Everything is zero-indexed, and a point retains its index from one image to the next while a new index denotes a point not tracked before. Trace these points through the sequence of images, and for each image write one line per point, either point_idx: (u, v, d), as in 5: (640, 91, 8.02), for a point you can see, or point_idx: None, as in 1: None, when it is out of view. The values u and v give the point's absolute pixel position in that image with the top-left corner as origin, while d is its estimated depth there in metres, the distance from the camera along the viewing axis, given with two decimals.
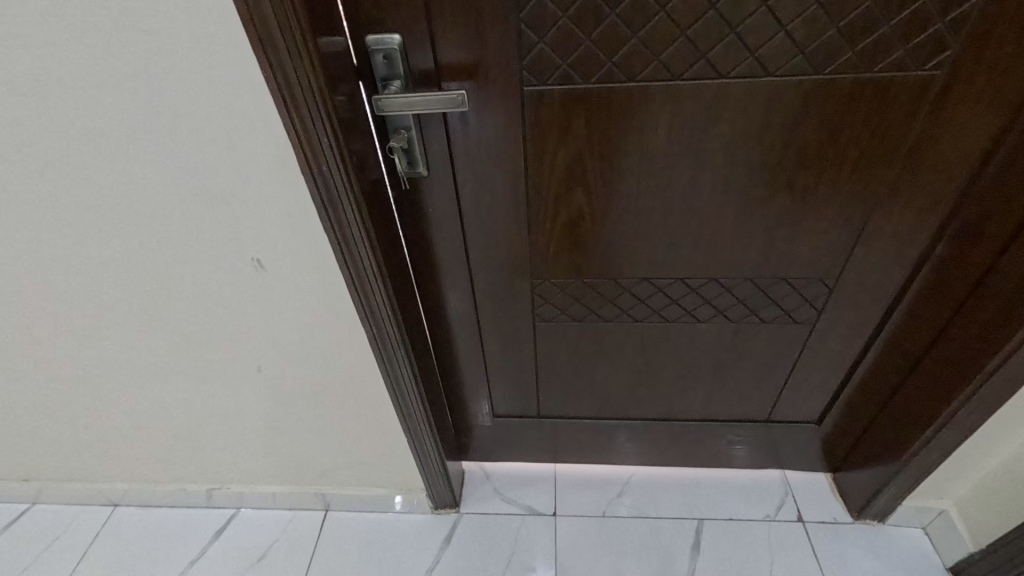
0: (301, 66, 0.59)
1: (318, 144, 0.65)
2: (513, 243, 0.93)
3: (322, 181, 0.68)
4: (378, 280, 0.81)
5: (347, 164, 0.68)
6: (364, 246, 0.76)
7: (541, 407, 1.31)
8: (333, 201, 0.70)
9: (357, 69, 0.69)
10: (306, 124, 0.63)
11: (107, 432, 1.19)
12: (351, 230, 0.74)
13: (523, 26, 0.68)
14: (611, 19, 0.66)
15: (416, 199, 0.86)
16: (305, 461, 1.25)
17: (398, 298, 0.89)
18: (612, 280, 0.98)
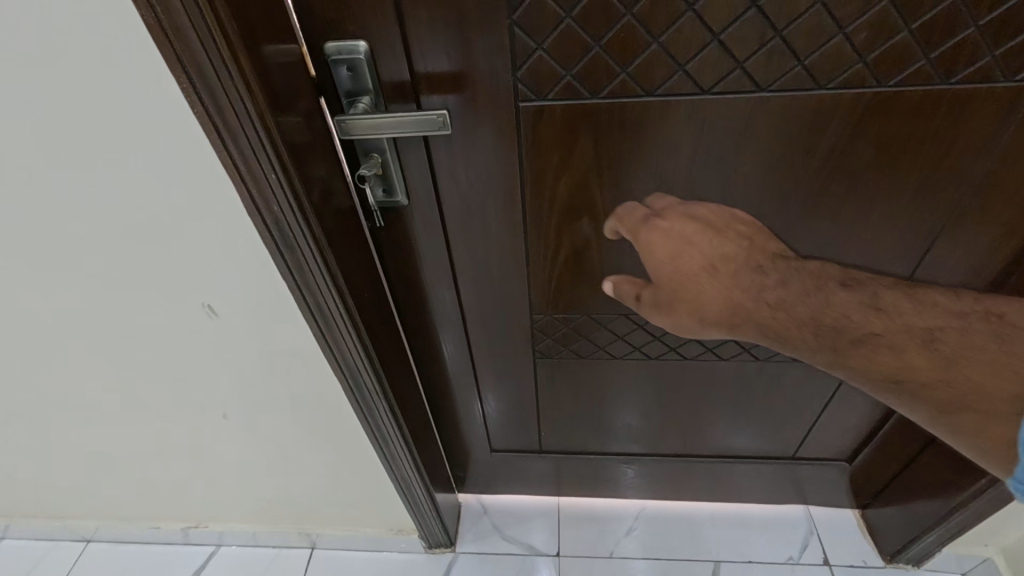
0: (237, 89, 0.46)
1: (265, 181, 0.52)
2: (509, 275, 0.81)
3: (274, 224, 0.56)
4: (352, 329, 0.69)
5: (304, 202, 0.55)
6: (331, 293, 0.64)
7: (544, 441, 1.20)
8: (292, 247, 0.58)
9: (316, 86, 0.57)
10: (248, 159, 0.51)
11: (67, 475, 1.08)
12: (313, 278, 0.62)
13: (517, 32, 0.55)
14: (627, 20, 0.53)
15: (397, 229, 0.75)
16: (286, 503, 1.14)
17: (377, 344, 0.78)
18: (623, 315, 0.86)
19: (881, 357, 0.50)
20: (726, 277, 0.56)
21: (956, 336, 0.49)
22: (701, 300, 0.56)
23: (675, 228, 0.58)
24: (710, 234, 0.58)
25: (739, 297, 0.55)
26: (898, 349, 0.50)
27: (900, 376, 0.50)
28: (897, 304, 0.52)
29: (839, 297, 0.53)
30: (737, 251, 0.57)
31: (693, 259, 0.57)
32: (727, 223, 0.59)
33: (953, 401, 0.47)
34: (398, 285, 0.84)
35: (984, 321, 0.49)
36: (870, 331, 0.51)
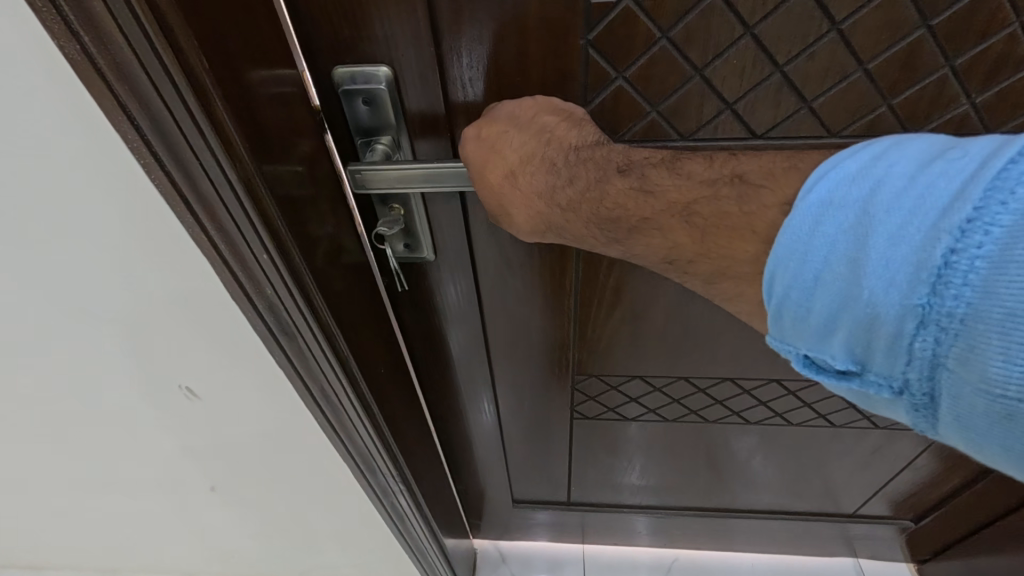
0: (216, 156, 0.33)
1: (254, 261, 0.38)
2: (551, 332, 0.69)
3: (268, 308, 0.42)
4: (364, 414, 0.56)
5: (306, 278, 0.42)
6: (338, 378, 0.50)
7: (573, 494, 1.08)
8: (292, 333, 0.44)
9: (319, 121, 0.42)
10: (230, 235, 0.36)
11: (35, 537, 0.95)
12: (319, 367, 0.48)
13: (591, 54, 0.41)
14: (744, 42, 0.39)
15: (420, 286, 0.62)
16: (284, 566, 1.02)
17: (391, 418, 0.64)
18: (682, 378, 0.74)
19: (650, 239, 0.38)
20: (528, 181, 0.42)
21: (710, 205, 0.35)
22: (509, 213, 0.44)
23: (481, 133, 0.42)
24: (511, 134, 0.42)
25: (539, 205, 0.43)
26: (660, 228, 0.38)
27: (671, 257, 0.38)
28: (659, 174, 0.39)
29: (610, 181, 0.40)
30: (540, 151, 0.42)
31: (494, 167, 0.42)
32: (539, 112, 0.42)
33: (715, 276, 0.36)
34: (420, 344, 0.71)
35: (724, 181, 0.36)
36: (637, 218, 0.39)
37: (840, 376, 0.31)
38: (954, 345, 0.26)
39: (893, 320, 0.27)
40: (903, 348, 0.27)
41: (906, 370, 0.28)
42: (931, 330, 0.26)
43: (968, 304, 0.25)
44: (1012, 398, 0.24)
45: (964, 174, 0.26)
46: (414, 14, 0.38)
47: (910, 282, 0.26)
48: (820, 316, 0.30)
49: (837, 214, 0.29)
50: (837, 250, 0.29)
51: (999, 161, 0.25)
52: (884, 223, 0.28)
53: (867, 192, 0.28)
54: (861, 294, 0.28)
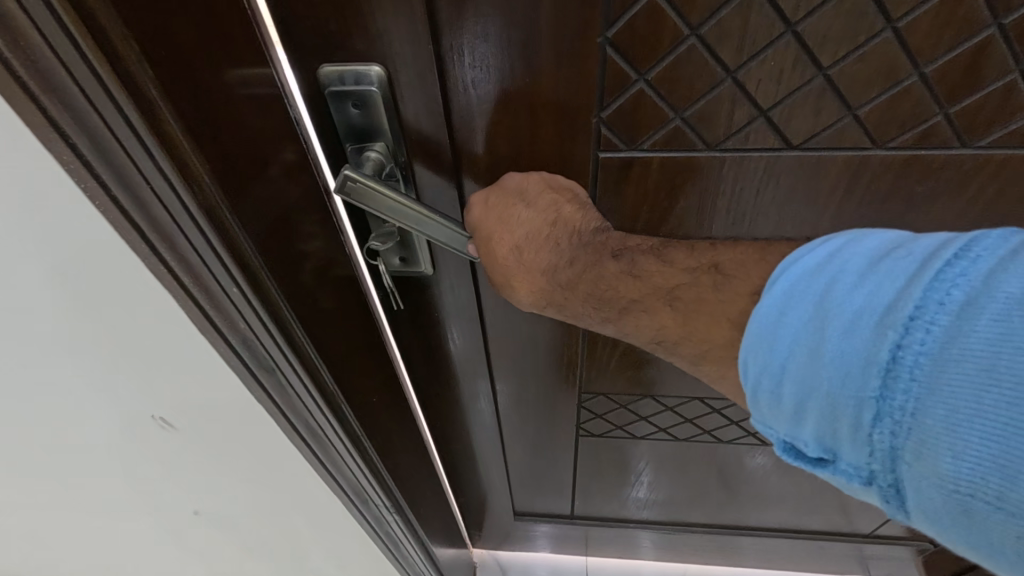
0: (174, 185, 0.28)
1: (225, 294, 0.33)
2: (556, 349, 0.65)
3: (247, 350, 0.37)
4: (353, 441, 0.52)
5: (281, 307, 0.37)
6: (320, 412, 0.46)
7: (576, 507, 1.04)
8: (271, 367, 0.39)
9: (293, 128, 0.37)
10: (199, 266, 0.31)
11: None
12: (301, 399, 0.43)
13: (609, 54, 0.36)
14: (786, 42, 0.34)
15: (418, 301, 0.58)
16: None
17: (383, 442, 0.61)
18: (696, 399, 0.70)
19: (638, 321, 0.37)
20: (531, 258, 0.42)
21: (694, 294, 0.34)
22: (502, 282, 0.43)
23: (489, 206, 0.41)
24: (518, 210, 0.41)
25: (539, 281, 0.42)
26: (647, 311, 0.37)
27: (660, 339, 0.36)
28: (648, 261, 0.38)
29: (603, 264, 0.40)
30: (546, 229, 0.41)
31: (500, 245, 0.41)
32: (547, 189, 0.42)
33: (700, 361, 0.34)
34: (420, 361, 0.67)
35: (701, 270, 0.35)
36: (627, 299, 0.38)
37: (815, 464, 0.28)
38: (909, 440, 0.23)
39: (849, 412, 0.25)
40: (862, 441, 0.25)
41: (869, 460, 0.25)
42: (886, 423, 0.24)
43: (917, 399, 0.23)
44: (967, 496, 0.22)
45: (913, 266, 0.25)
46: (409, 10, 0.34)
47: (862, 372, 0.25)
48: (786, 404, 0.28)
49: (796, 307, 0.28)
50: (798, 339, 0.27)
51: (941, 257, 0.24)
52: (840, 314, 0.26)
53: (823, 283, 0.27)
54: (819, 387, 0.26)
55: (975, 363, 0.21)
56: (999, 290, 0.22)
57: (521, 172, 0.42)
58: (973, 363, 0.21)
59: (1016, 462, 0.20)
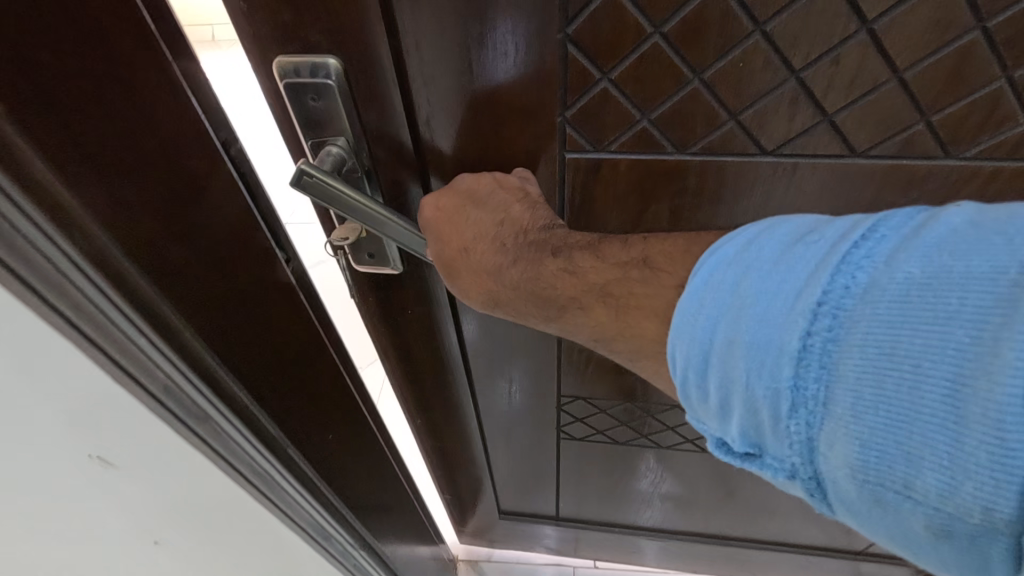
0: (46, 231, 0.25)
1: (134, 343, 0.30)
2: (534, 352, 0.64)
3: (171, 400, 0.33)
4: (303, 488, 0.48)
5: (202, 352, 0.34)
6: (267, 458, 0.42)
7: (562, 510, 1.03)
8: (202, 415, 0.35)
9: (224, 146, 0.33)
10: (99, 315, 0.28)
11: None
12: (241, 447, 0.39)
13: (570, 52, 0.35)
14: (756, 42, 0.32)
15: (389, 300, 0.56)
16: None
17: (349, 478, 0.57)
18: (677, 407, 0.70)
19: (574, 320, 0.35)
20: (479, 260, 0.40)
21: (629, 290, 0.32)
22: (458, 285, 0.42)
23: (438, 207, 0.40)
24: (467, 211, 0.40)
25: (488, 283, 0.40)
26: (584, 310, 0.35)
27: (597, 338, 0.34)
28: (585, 256, 0.36)
29: (543, 261, 0.37)
30: (495, 232, 0.39)
31: (448, 246, 0.40)
32: (498, 189, 0.40)
33: (636, 357, 0.32)
34: (397, 361, 0.66)
35: (630, 264, 0.33)
36: (565, 297, 0.35)
37: (744, 457, 0.27)
38: (822, 429, 0.23)
39: (766, 404, 0.24)
40: (780, 432, 0.24)
41: (789, 454, 0.25)
42: (801, 413, 0.23)
43: (828, 386, 0.23)
44: (877, 481, 0.22)
45: (824, 250, 0.24)
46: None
47: (775, 362, 0.24)
48: (712, 399, 0.27)
49: (715, 298, 0.26)
50: (715, 331, 0.26)
51: (848, 240, 0.24)
52: (754, 302, 0.25)
53: (738, 272, 0.26)
54: (737, 379, 0.25)
55: (875, 345, 0.22)
56: (899, 271, 0.22)
57: (477, 173, 0.41)
58: (874, 345, 0.22)
59: (917, 443, 0.21)
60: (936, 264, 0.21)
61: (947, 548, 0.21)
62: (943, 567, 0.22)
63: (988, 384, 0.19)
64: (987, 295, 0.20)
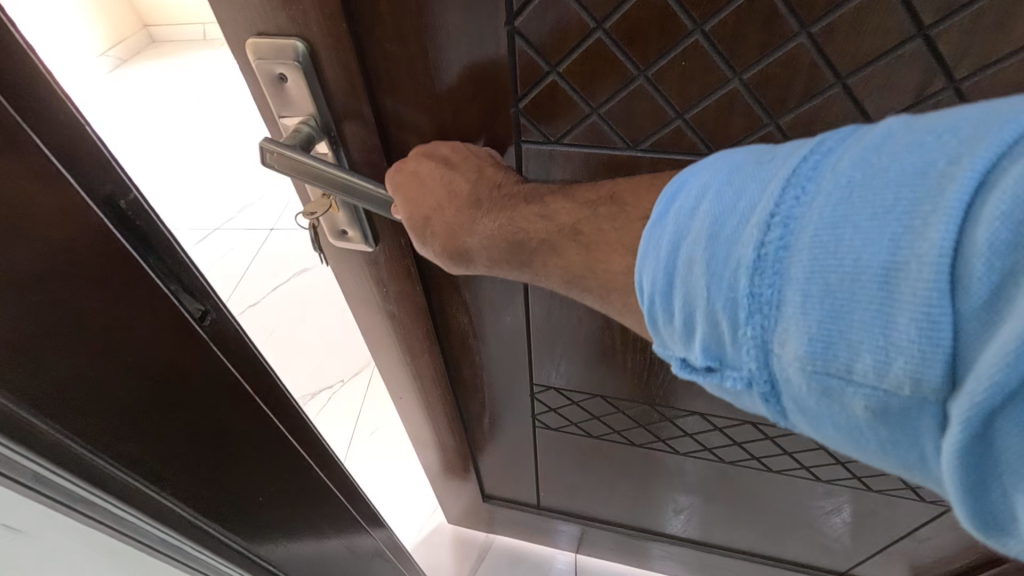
0: None
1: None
2: (506, 339, 0.65)
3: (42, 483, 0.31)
4: (228, 560, 0.45)
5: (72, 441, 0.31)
6: (177, 536, 0.39)
7: (543, 500, 1.04)
8: (87, 500, 0.33)
9: (107, 198, 0.31)
10: None
11: None
12: (143, 527, 0.37)
13: (519, 44, 0.36)
14: (697, 41, 0.33)
15: (366, 277, 0.59)
16: None
17: (293, 538, 0.54)
18: (647, 404, 0.70)
19: (547, 262, 0.36)
20: (454, 216, 0.40)
21: (596, 226, 0.33)
22: (428, 247, 0.41)
23: (416, 167, 0.40)
24: (444, 172, 0.40)
25: (462, 234, 0.40)
26: (557, 251, 0.35)
27: (570, 278, 0.35)
28: (559, 201, 0.36)
29: (519, 207, 0.37)
30: (468, 189, 0.39)
31: (423, 204, 0.40)
32: (472, 155, 0.40)
33: (610, 294, 0.32)
34: (376, 337, 0.69)
35: (600, 202, 0.34)
36: (536, 242, 0.36)
37: (704, 376, 0.27)
38: (776, 330, 0.23)
39: (724, 314, 0.25)
40: (738, 340, 0.25)
41: (748, 363, 0.25)
42: (756, 319, 0.24)
43: (783, 289, 0.23)
44: (825, 373, 0.22)
45: (776, 165, 0.25)
46: None
47: (731, 272, 0.24)
48: (675, 320, 0.27)
49: (677, 222, 0.26)
50: (677, 252, 0.26)
51: (798, 154, 0.24)
52: (712, 221, 0.25)
53: (696, 197, 0.26)
54: (698, 296, 0.25)
55: (825, 242, 0.22)
56: (840, 175, 0.23)
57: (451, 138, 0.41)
58: (823, 242, 0.22)
59: (857, 331, 0.21)
60: (873, 165, 0.22)
61: (886, 427, 0.22)
62: (883, 453, 0.23)
63: (921, 262, 0.20)
64: (918, 186, 0.21)
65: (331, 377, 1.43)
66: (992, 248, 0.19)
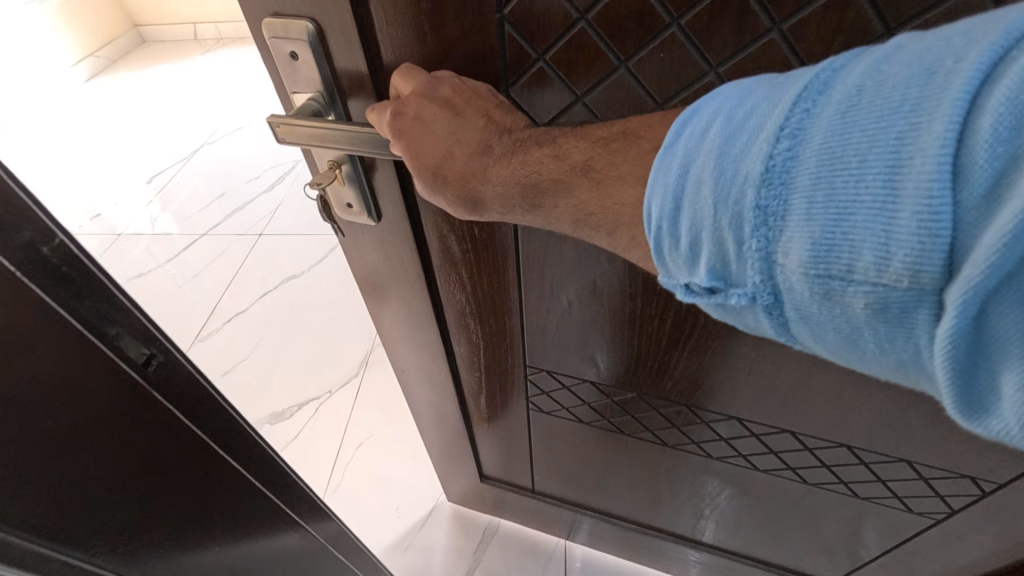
0: None
1: None
2: (502, 318, 0.67)
3: None
4: None
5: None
6: None
7: (537, 484, 1.06)
8: None
9: (23, 246, 0.31)
10: None
11: None
12: None
13: (508, 32, 0.38)
14: (675, 34, 0.34)
15: (371, 249, 0.62)
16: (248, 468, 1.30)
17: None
18: (636, 394, 0.72)
19: (556, 203, 0.36)
20: (465, 160, 0.39)
21: (608, 159, 0.33)
22: (442, 194, 0.41)
23: (415, 107, 0.38)
24: (445, 117, 0.38)
25: (473, 180, 0.39)
26: (570, 190, 0.34)
27: (582, 215, 0.35)
28: (570, 140, 0.36)
29: (532, 150, 0.37)
30: (476, 136, 0.39)
31: (433, 152, 0.40)
32: (475, 98, 0.39)
33: (617, 227, 0.33)
34: (381, 308, 0.73)
35: (614, 138, 0.33)
36: (549, 180, 0.35)
37: (711, 297, 0.29)
38: (782, 239, 0.25)
39: (731, 230, 0.26)
40: (745, 253, 0.26)
41: (754, 275, 0.26)
42: (762, 231, 0.25)
43: (790, 200, 0.24)
44: (827, 274, 0.24)
45: (787, 87, 0.26)
46: None
47: (740, 187, 0.25)
48: (683, 244, 0.28)
49: (688, 149, 0.27)
50: (687, 177, 0.27)
51: (808, 74, 0.25)
52: (723, 144, 0.26)
53: (707, 123, 0.27)
54: (706, 216, 0.26)
55: (831, 150, 0.23)
56: (849, 86, 0.24)
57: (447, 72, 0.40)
58: (830, 150, 0.23)
59: (859, 231, 0.23)
60: (880, 74, 0.23)
61: (883, 322, 0.24)
62: (881, 353, 0.25)
63: (922, 158, 0.21)
64: (925, 87, 0.22)
65: (318, 389, 1.46)
66: (994, 135, 0.20)
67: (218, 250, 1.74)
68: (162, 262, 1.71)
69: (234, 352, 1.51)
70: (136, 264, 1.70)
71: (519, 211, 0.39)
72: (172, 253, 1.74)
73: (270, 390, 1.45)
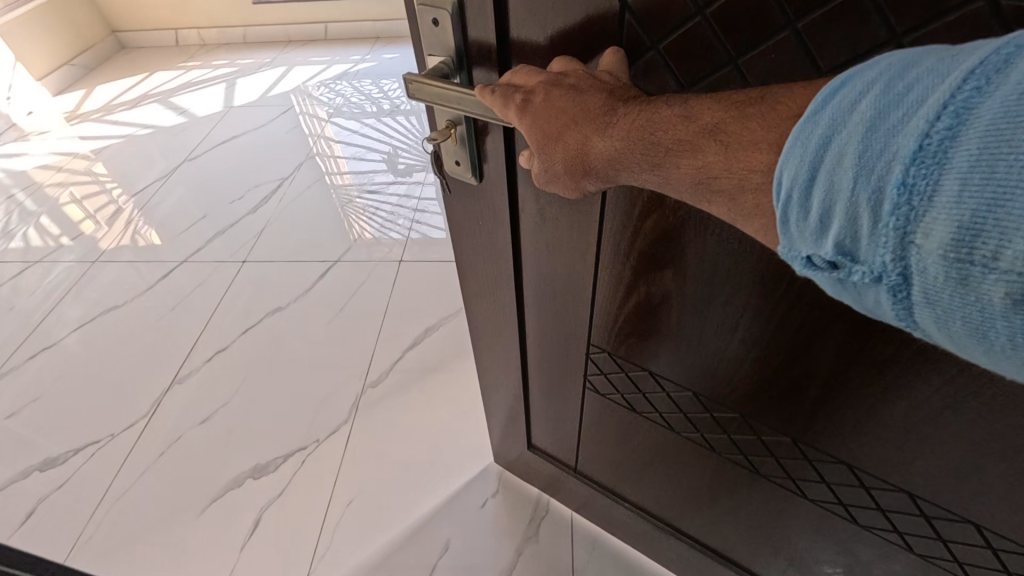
0: None
1: None
2: (576, 293, 0.71)
3: None
4: None
5: None
6: None
7: (580, 463, 1.09)
8: None
9: None
10: None
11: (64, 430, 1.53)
12: None
13: (627, 20, 0.40)
14: (786, 37, 0.36)
15: (471, 205, 0.68)
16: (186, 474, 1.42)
17: None
18: (692, 394, 0.72)
19: (679, 162, 0.36)
20: (585, 128, 0.40)
21: (741, 123, 0.32)
22: (557, 167, 0.44)
23: (547, 90, 0.42)
24: (570, 95, 0.41)
25: (592, 148, 0.40)
26: (693, 149, 0.35)
27: (699, 180, 0.35)
28: (704, 102, 0.35)
29: (660, 110, 0.37)
30: (599, 104, 0.40)
31: (554, 123, 0.42)
32: (599, 80, 0.41)
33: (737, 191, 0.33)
34: (466, 266, 0.80)
35: (750, 101, 0.33)
36: (671, 140, 0.36)
37: (834, 271, 0.29)
38: (924, 219, 0.24)
39: (867, 206, 0.26)
40: (879, 230, 0.26)
41: (884, 254, 0.26)
42: (902, 210, 0.25)
43: (942, 180, 0.24)
44: (966, 259, 0.23)
45: (958, 64, 0.25)
46: None
47: (885, 163, 0.25)
48: (812, 216, 0.29)
49: (833, 119, 0.27)
50: (828, 149, 0.27)
51: (987, 52, 0.24)
52: (876, 116, 0.26)
53: (860, 93, 0.27)
54: (842, 191, 0.27)
55: (996, 135, 0.22)
56: None
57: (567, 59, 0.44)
58: (995, 134, 0.22)
59: (1012, 220, 0.22)
60: None
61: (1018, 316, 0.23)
62: (1012, 347, 0.24)
63: None
64: None
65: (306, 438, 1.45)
66: None
67: (198, 280, 1.91)
68: (149, 284, 1.92)
69: (210, 399, 1.56)
70: (123, 290, 1.90)
71: (632, 178, 0.40)
72: (161, 274, 1.95)
73: (251, 434, 1.48)
